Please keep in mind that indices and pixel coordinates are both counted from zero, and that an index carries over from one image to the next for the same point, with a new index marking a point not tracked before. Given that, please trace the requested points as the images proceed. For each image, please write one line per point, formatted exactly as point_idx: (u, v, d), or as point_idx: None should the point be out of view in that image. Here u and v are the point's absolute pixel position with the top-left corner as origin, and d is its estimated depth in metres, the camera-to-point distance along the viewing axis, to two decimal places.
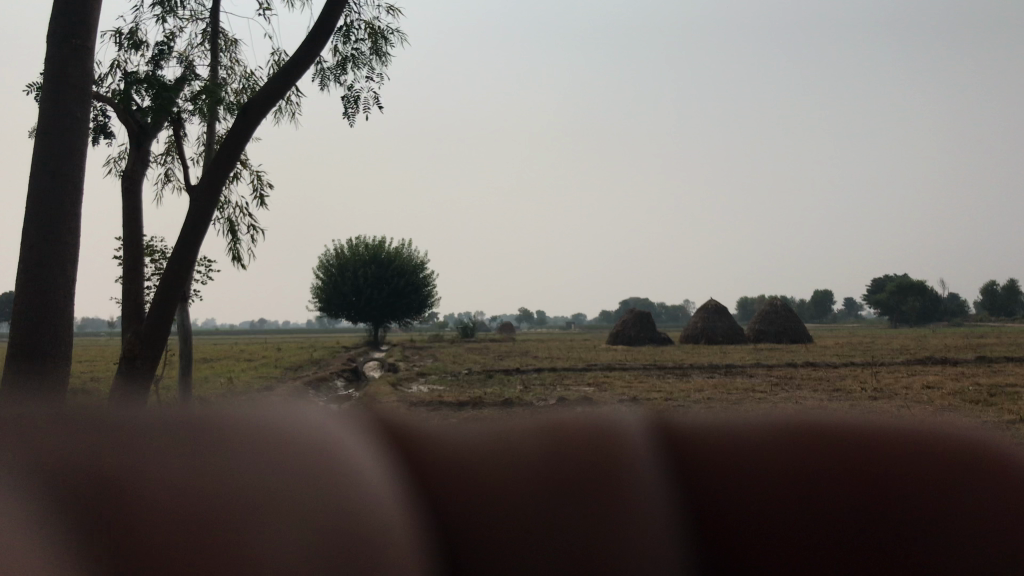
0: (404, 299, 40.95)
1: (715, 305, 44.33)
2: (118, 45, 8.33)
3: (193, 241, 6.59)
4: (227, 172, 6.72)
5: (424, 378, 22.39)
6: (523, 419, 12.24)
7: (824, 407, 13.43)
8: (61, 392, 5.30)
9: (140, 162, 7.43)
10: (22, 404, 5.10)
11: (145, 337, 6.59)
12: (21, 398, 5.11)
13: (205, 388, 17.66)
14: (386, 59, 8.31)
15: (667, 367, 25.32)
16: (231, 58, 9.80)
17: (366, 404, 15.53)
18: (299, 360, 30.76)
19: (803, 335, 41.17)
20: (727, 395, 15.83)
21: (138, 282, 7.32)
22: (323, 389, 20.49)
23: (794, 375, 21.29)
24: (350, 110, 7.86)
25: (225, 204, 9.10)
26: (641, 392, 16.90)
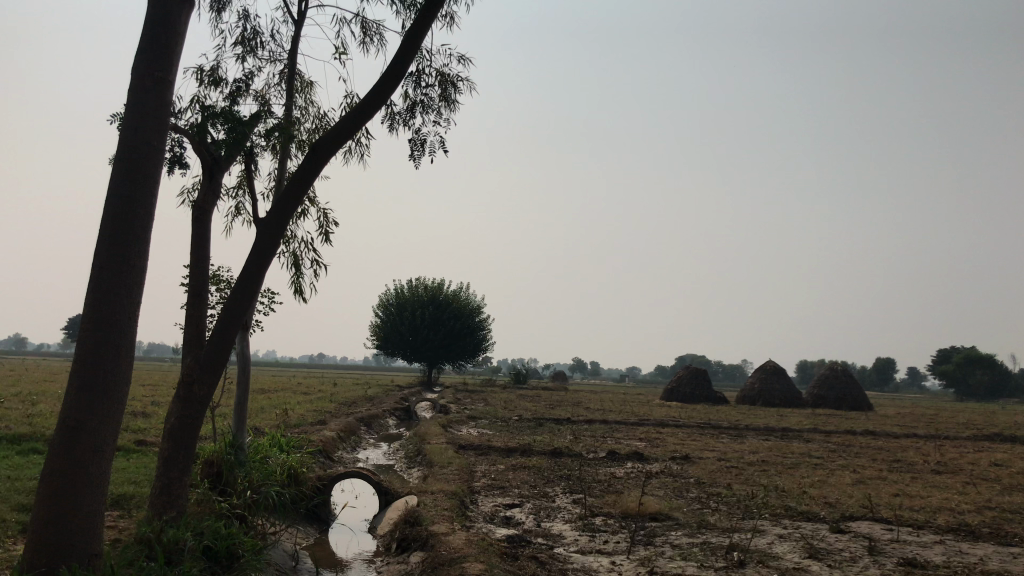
0: (458, 341, 41.16)
1: (773, 365, 43.42)
2: (199, 82, 8.64)
3: (257, 271, 6.70)
4: (295, 207, 6.85)
5: (475, 422, 22.33)
6: (572, 470, 12.08)
7: (885, 478, 12.97)
8: (120, 412, 5.41)
9: (211, 193, 7.62)
10: (80, 421, 5.20)
11: (204, 363, 6.69)
12: (80, 415, 5.20)
13: (259, 418, 17.89)
14: (454, 105, 8.44)
15: (721, 427, 24.81)
16: (305, 99, 10.07)
17: (416, 444, 15.52)
18: (353, 396, 30.99)
19: (863, 403, 40.00)
20: (783, 459, 15.41)
21: (202, 309, 7.47)
22: (374, 426, 20.57)
23: (854, 443, 20.62)
24: (417, 152, 7.98)
25: (291, 238, 9.29)
26: (694, 450, 16.57)
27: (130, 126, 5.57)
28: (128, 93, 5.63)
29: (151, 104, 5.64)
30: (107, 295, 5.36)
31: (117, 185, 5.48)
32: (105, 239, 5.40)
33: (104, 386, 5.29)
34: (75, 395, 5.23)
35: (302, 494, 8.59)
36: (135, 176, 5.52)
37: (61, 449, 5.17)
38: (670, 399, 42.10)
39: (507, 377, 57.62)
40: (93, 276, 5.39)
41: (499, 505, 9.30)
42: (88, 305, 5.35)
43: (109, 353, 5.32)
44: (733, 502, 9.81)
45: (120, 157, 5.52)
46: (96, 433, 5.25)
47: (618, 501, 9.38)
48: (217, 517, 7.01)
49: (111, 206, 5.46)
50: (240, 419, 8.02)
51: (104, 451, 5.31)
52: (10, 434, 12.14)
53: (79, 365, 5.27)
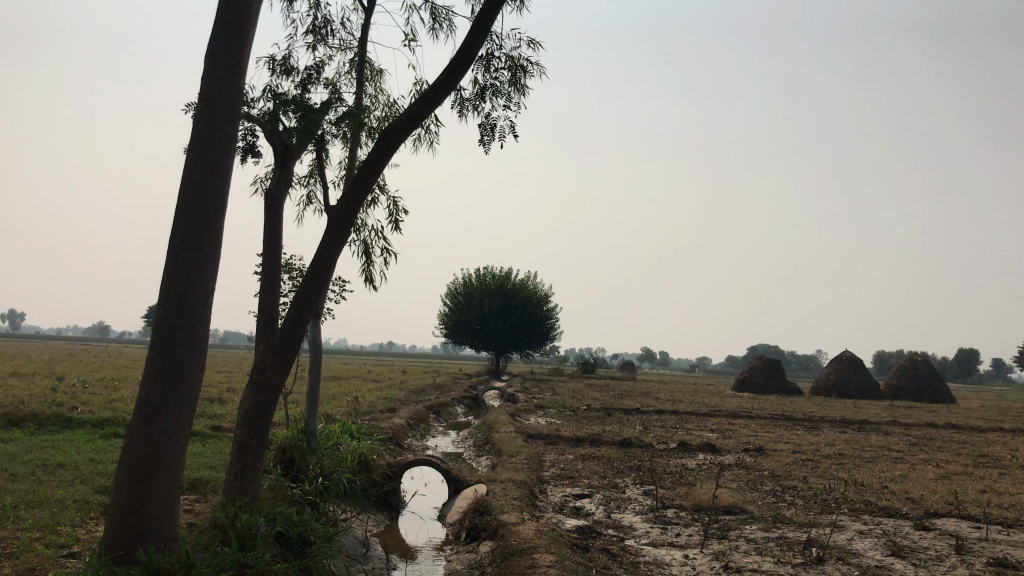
0: (527, 330, 41.15)
1: (850, 356, 42.26)
2: (271, 71, 8.73)
3: (328, 259, 6.72)
4: (365, 194, 6.84)
5: (543, 410, 22.30)
6: (642, 461, 11.92)
7: (971, 473, 12.47)
8: (194, 397, 5.49)
9: (283, 181, 7.68)
10: (157, 407, 5.29)
11: (276, 350, 6.73)
12: (157, 401, 5.29)
13: (331, 405, 18.18)
14: (524, 89, 8.34)
15: (794, 418, 24.23)
16: (375, 87, 10.10)
17: (484, 432, 15.54)
18: (422, 384, 31.24)
19: (945, 395, 38.64)
20: (861, 452, 14.95)
21: (274, 296, 7.55)
22: (443, 414, 20.71)
23: (936, 437, 19.89)
24: (487, 138, 7.91)
25: (361, 226, 9.33)
26: (767, 442, 16.19)
27: (203, 115, 5.62)
28: (202, 81, 5.69)
29: (225, 92, 5.69)
30: (183, 281, 5.42)
31: (191, 172, 5.55)
32: (179, 226, 5.47)
33: (180, 372, 5.37)
34: (152, 381, 5.31)
35: (373, 482, 8.66)
36: (208, 163, 5.57)
37: (139, 435, 5.27)
38: (742, 390, 41.36)
39: (575, 367, 57.49)
40: (169, 264, 5.46)
41: (568, 495, 9.22)
42: (164, 293, 5.43)
43: (184, 339, 5.40)
44: (810, 496, 9.53)
45: (194, 145, 5.57)
46: (172, 420, 5.34)
47: (690, 494, 9.20)
48: (289, 503, 7.09)
49: (186, 193, 5.52)
50: (312, 406, 8.09)
51: (179, 437, 5.39)
52: (94, 419, 12.58)
53: (155, 351, 5.36)
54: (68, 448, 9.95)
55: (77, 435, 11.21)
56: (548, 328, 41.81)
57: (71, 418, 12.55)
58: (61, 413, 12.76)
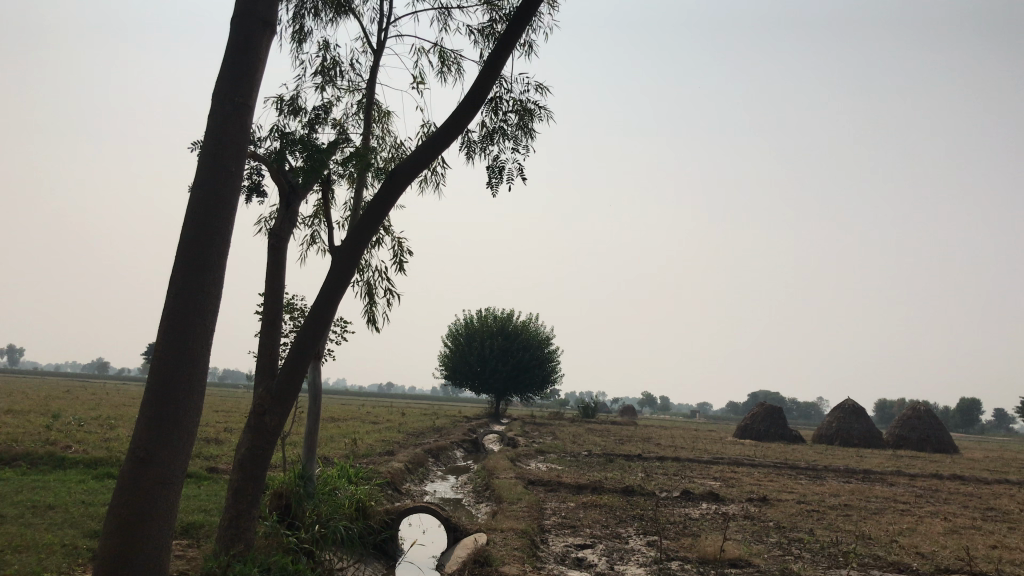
0: (527, 372, 40.93)
1: (852, 404, 41.97)
2: (279, 111, 8.72)
3: (331, 300, 6.61)
4: (370, 235, 6.76)
5: (543, 456, 22.05)
6: (645, 510, 11.70)
7: (979, 527, 12.24)
8: (189, 441, 5.36)
9: (288, 220, 7.60)
10: (150, 451, 5.15)
11: (275, 392, 6.59)
12: (151, 446, 5.16)
13: (329, 448, 17.96)
14: (532, 133, 8.32)
15: (797, 467, 23.96)
16: (382, 128, 10.10)
17: (484, 478, 15.33)
18: (421, 426, 30.98)
19: (948, 445, 38.25)
20: (867, 504, 14.71)
21: (275, 338, 7.43)
22: (442, 458, 20.48)
23: (941, 488, 19.62)
24: (495, 180, 7.86)
25: (365, 267, 9.25)
26: (771, 492, 15.93)
27: (209, 152, 5.57)
28: (208, 119, 5.65)
29: (231, 130, 5.64)
30: (183, 321, 5.31)
31: (194, 210, 5.47)
32: (182, 264, 5.39)
33: (175, 416, 5.24)
34: (146, 424, 5.18)
35: (370, 529, 8.48)
36: (212, 201, 5.50)
37: (131, 481, 5.12)
38: (743, 437, 41.00)
39: (575, 411, 57.07)
40: (168, 303, 5.36)
41: (569, 545, 9.01)
42: (162, 333, 5.31)
43: (181, 381, 5.27)
44: (817, 549, 9.32)
45: (199, 183, 5.51)
46: (165, 465, 5.19)
47: (695, 545, 9.00)
48: (284, 552, 6.90)
49: (188, 231, 5.44)
50: (310, 450, 7.91)
51: (172, 484, 5.25)
52: (87, 458, 12.39)
53: (151, 393, 5.23)
54: (59, 489, 9.77)
55: (70, 476, 11.02)
56: (549, 372, 41.63)
57: (64, 457, 12.38)
58: (54, 452, 12.58)
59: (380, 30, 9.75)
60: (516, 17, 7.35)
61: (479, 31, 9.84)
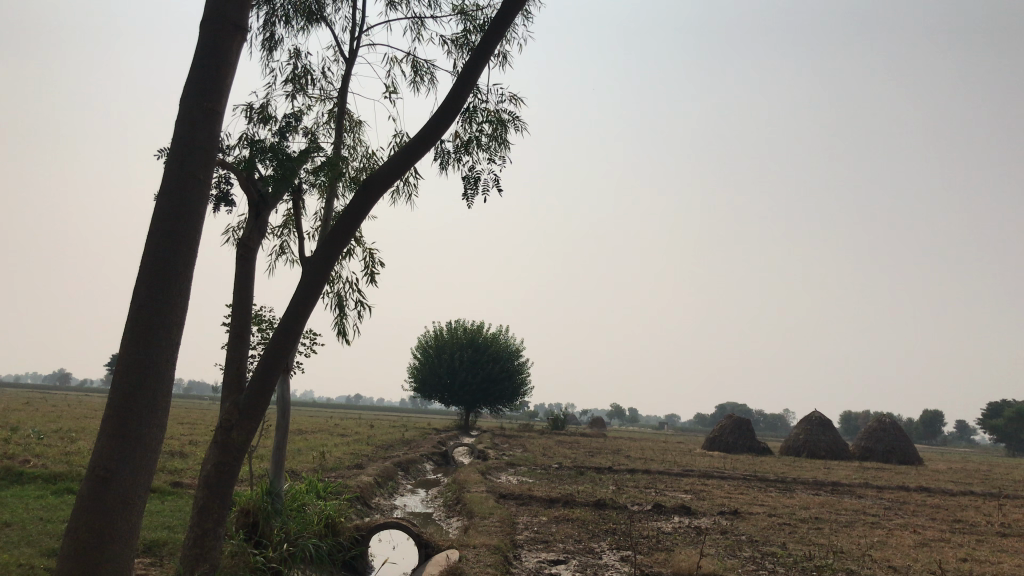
0: (497, 384, 40.72)
1: (819, 416, 42.29)
2: (248, 119, 8.55)
3: (302, 311, 6.45)
4: (343, 244, 6.62)
5: (514, 468, 21.91)
6: (618, 524, 11.62)
7: (949, 540, 12.30)
8: (152, 460, 5.17)
9: (257, 230, 7.43)
10: (111, 470, 4.96)
11: (243, 408, 6.41)
12: (112, 464, 4.97)
13: (297, 461, 17.70)
14: (507, 144, 8.24)
15: (766, 479, 24.03)
16: (353, 138, 9.95)
17: (455, 492, 15.16)
18: (389, 438, 30.72)
19: (913, 457, 38.64)
20: (837, 516, 14.76)
21: (242, 350, 7.25)
22: (411, 471, 20.28)
23: (909, 500, 19.74)
24: (470, 190, 7.76)
25: (336, 278, 9.09)
26: (742, 504, 15.93)
27: (176, 158, 5.41)
28: (176, 126, 5.49)
29: (199, 136, 5.50)
30: (147, 334, 5.13)
31: (159, 219, 5.30)
32: (146, 273, 5.21)
33: (137, 433, 5.05)
34: (108, 441, 4.99)
35: (339, 545, 8.29)
36: (179, 209, 5.33)
37: (91, 501, 4.93)
38: (712, 449, 41.13)
39: (545, 423, 56.87)
40: (132, 314, 5.18)
41: (543, 561, 8.91)
42: (125, 344, 5.13)
43: (145, 396, 5.09)
44: (791, 564, 9.30)
45: (165, 191, 5.35)
46: (127, 485, 5.00)
47: (671, 560, 8.93)
48: (251, 571, 6.74)
49: (153, 239, 5.27)
50: (279, 466, 7.72)
51: (134, 503, 5.06)
52: (48, 473, 12.08)
53: (114, 408, 5.05)
54: (19, 505, 9.50)
55: (29, 491, 10.73)
56: (519, 384, 41.49)
57: (23, 471, 12.04)
58: (13, 467, 12.24)
59: (352, 38, 9.64)
60: (493, 26, 7.28)
61: (453, 41, 9.77)
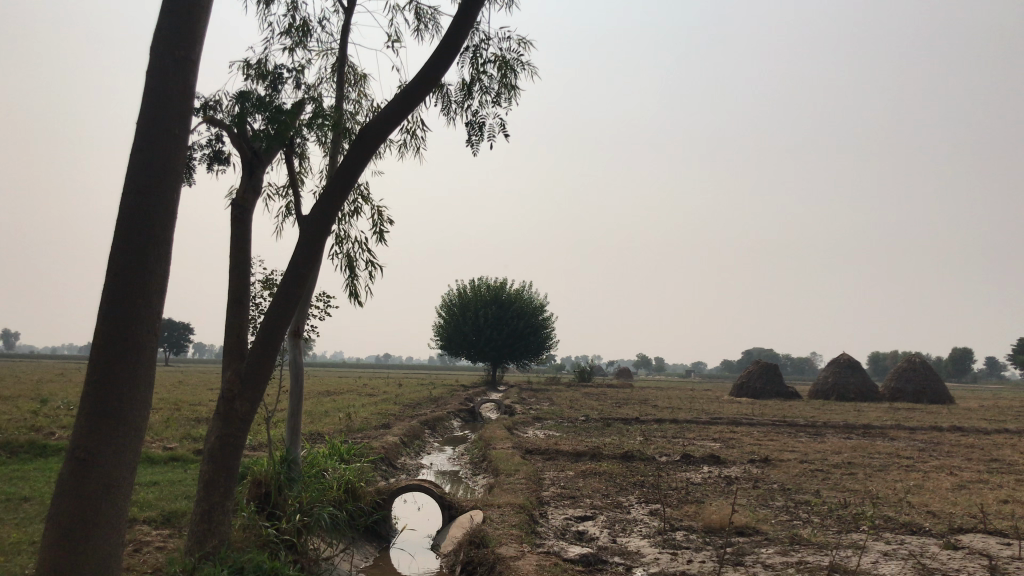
0: (523, 340, 40.60)
1: (847, 358, 41.83)
2: (245, 76, 8.21)
3: (301, 274, 6.16)
4: (340, 203, 6.34)
5: (540, 423, 21.78)
6: (646, 476, 11.43)
7: (986, 481, 11.97)
8: (137, 438, 4.98)
9: (251, 189, 7.14)
10: (93, 451, 4.76)
11: (245, 376, 6.19)
12: (94, 444, 4.77)
13: (323, 423, 17.63)
14: (515, 89, 7.85)
15: (795, 424, 23.75)
16: (358, 92, 9.58)
17: (481, 449, 15.04)
18: (417, 397, 30.68)
19: (945, 396, 38.19)
20: (870, 460, 14.46)
21: (242, 316, 7.04)
22: (438, 429, 20.19)
23: (943, 441, 19.41)
24: (475, 137, 7.40)
25: (344, 239, 8.83)
26: (772, 451, 15.69)
27: (148, 115, 5.10)
28: (147, 80, 5.17)
29: (173, 89, 5.19)
30: (125, 306, 4.90)
31: (134, 181, 5.02)
32: (121, 239, 4.96)
33: (119, 411, 4.85)
34: (87, 419, 4.79)
35: (360, 511, 8.19)
36: (154, 170, 5.06)
37: (72, 484, 4.74)
38: (740, 395, 40.87)
39: (573, 377, 56.72)
40: (108, 283, 4.93)
41: (570, 518, 8.71)
42: (102, 316, 4.89)
43: (126, 371, 4.87)
44: (825, 513, 9.05)
45: (138, 151, 5.06)
46: (110, 465, 4.82)
47: (701, 513, 8.71)
48: (263, 544, 6.62)
49: (127, 203, 5.00)
50: (293, 433, 7.58)
51: (119, 485, 4.88)
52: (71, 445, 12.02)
53: (93, 386, 4.83)
54: (41, 478, 9.46)
55: (52, 465, 10.66)
56: (545, 339, 41.35)
57: (47, 444, 12.01)
58: (38, 440, 12.20)
59: None
60: None
61: None
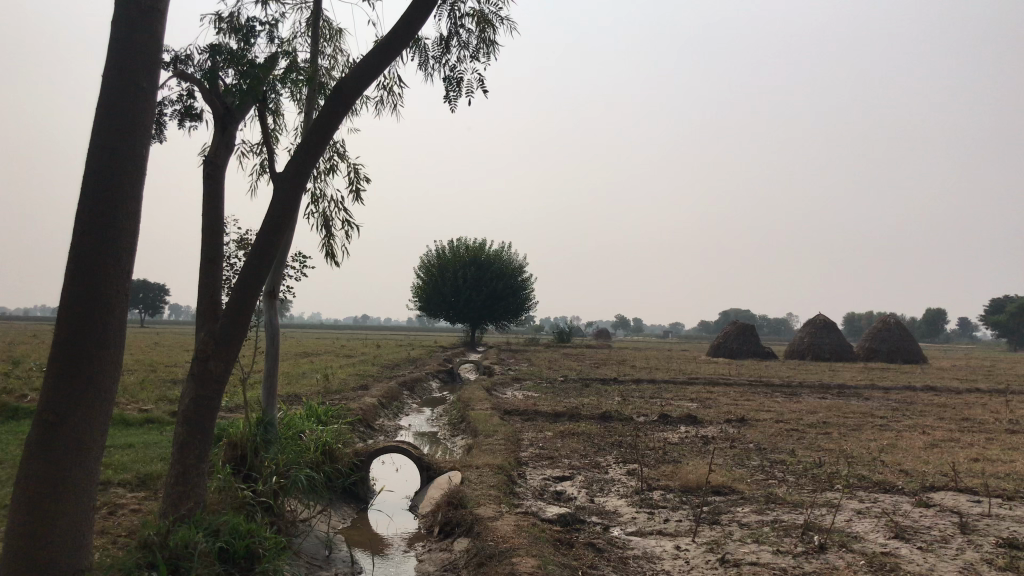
0: (502, 301, 40.61)
1: (823, 319, 42.22)
2: (217, 30, 7.99)
3: (276, 232, 6.06)
4: (315, 159, 6.21)
5: (519, 384, 21.82)
6: (624, 436, 11.49)
7: (958, 440, 12.15)
8: (107, 400, 4.90)
9: (223, 145, 6.99)
10: (61, 414, 4.68)
11: (219, 335, 6.10)
12: (62, 406, 4.68)
13: (300, 385, 17.55)
14: (493, 44, 7.70)
15: (771, 384, 23.97)
16: (333, 48, 9.37)
17: (459, 410, 15.05)
18: (395, 358, 30.64)
19: (918, 356, 38.71)
20: (845, 420, 14.63)
21: (216, 275, 6.92)
22: (417, 390, 20.18)
23: (916, 400, 19.68)
24: (452, 92, 7.26)
25: (319, 197, 8.69)
26: (749, 411, 15.83)
27: (114, 67, 4.94)
28: (113, 32, 5.00)
29: (139, 41, 5.02)
30: (92, 265, 4.78)
31: (99, 137, 4.87)
32: (87, 197, 4.82)
33: (88, 373, 4.76)
34: (55, 382, 4.69)
35: (337, 472, 8.16)
36: (120, 125, 4.91)
37: (40, 447, 4.66)
38: (717, 355, 41.20)
39: (551, 337, 56.91)
40: (75, 241, 4.80)
41: (548, 478, 8.75)
42: (69, 276, 4.77)
43: (95, 332, 4.77)
44: (800, 472, 9.14)
45: (104, 106, 4.90)
46: (79, 428, 4.73)
47: (678, 473, 8.77)
48: (239, 506, 6.58)
49: (93, 160, 4.86)
50: (269, 395, 7.52)
51: (89, 448, 4.81)
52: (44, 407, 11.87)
53: (60, 347, 4.72)
54: (14, 441, 9.34)
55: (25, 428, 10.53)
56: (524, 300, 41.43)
57: (20, 407, 11.86)
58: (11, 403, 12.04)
59: None
60: None
61: None
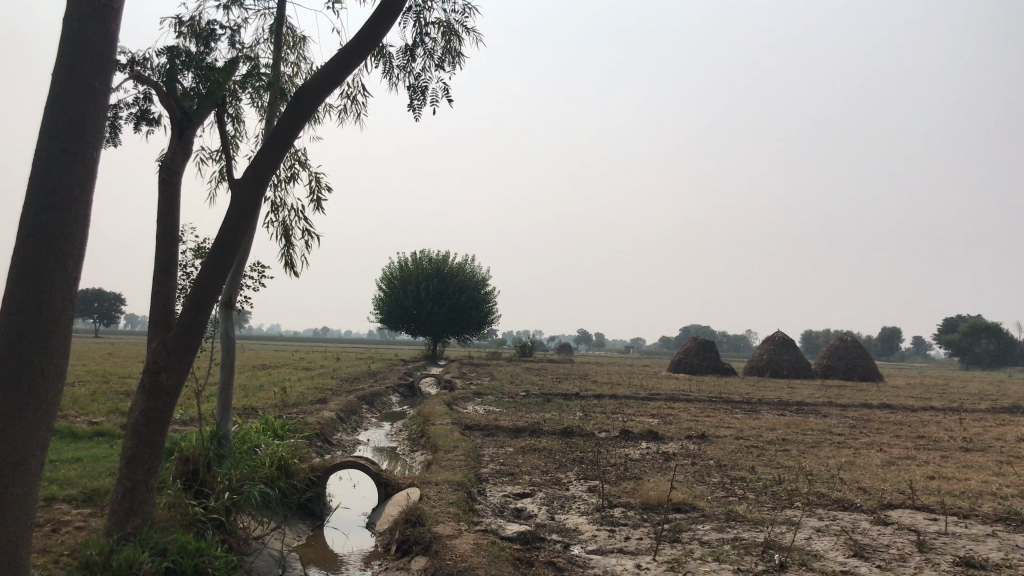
0: (464, 313, 40.50)
1: (782, 336, 42.70)
2: (178, 33, 7.83)
3: (233, 239, 5.92)
4: (274, 166, 6.10)
5: (480, 398, 21.69)
6: (585, 452, 11.43)
7: (914, 457, 12.29)
8: (50, 410, 4.72)
9: (181, 150, 6.84)
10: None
11: (173, 345, 5.95)
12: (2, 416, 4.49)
13: (257, 398, 17.26)
14: (459, 53, 7.64)
15: (730, 401, 24.11)
16: (296, 55, 9.24)
17: (419, 425, 14.89)
18: (355, 371, 30.32)
19: (874, 374, 39.30)
20: (803, 437, 14.74)
21: (170, 283, 6.75)
22: (376, 404, 19.95)
23: (872, 418, 19.92)
24: (417, 100, 7.19)
25: (280, 205, 8.55)
26: (709, 428, 15.88)
27: (65, 66, 4.79)
28: (65, 30, 4.85)
29: (92, 41, 4.88)
30: (38, 270, 4.62)
31: (48, 138, 4.72)
32: (34, 200, 4.66)
33: (30, 381, 4.57)
34: None
35: (292, 488, 7.99)
36: (70, 126, 4.76)
37: None
38: (678, 371, 41.45)
39: (513, 351, 56.81)
40: (19, 245, 4.63)
41: (508, 495, 8.66)
42: (13, 281, 4.60)
43: (39, 339, 4.60)
44: (760, 489, 9.15)
45: (54, 106, 4.75)
46: (19, 440, 4.54)
47: (639, 489, 8.73)
48: (190, 523, 6.38)
49: (41, 161, 4.70)
50: (223, 407, 7.31)
51: (29, 460, 4.62)
52: None
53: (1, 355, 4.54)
54: None
55: None
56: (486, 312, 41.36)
57: None
58: None
59: None
60: None
61: None
